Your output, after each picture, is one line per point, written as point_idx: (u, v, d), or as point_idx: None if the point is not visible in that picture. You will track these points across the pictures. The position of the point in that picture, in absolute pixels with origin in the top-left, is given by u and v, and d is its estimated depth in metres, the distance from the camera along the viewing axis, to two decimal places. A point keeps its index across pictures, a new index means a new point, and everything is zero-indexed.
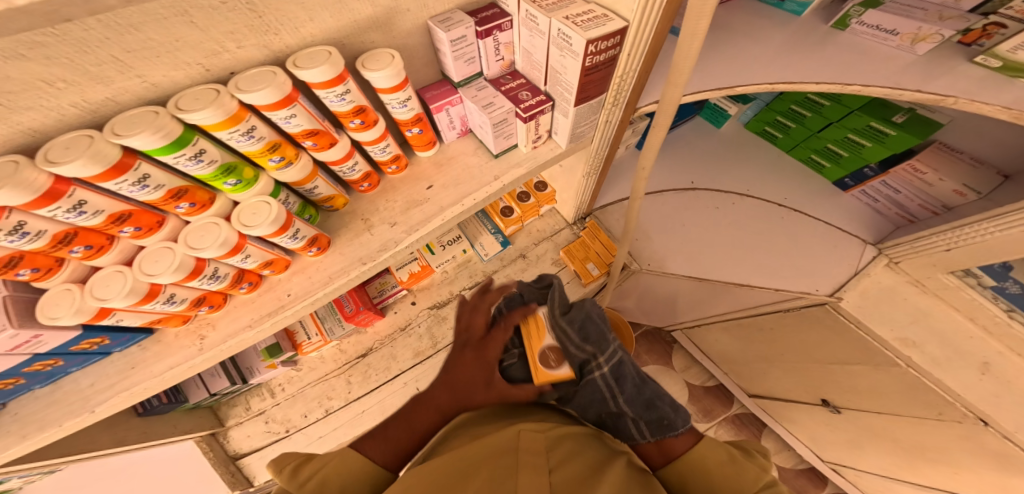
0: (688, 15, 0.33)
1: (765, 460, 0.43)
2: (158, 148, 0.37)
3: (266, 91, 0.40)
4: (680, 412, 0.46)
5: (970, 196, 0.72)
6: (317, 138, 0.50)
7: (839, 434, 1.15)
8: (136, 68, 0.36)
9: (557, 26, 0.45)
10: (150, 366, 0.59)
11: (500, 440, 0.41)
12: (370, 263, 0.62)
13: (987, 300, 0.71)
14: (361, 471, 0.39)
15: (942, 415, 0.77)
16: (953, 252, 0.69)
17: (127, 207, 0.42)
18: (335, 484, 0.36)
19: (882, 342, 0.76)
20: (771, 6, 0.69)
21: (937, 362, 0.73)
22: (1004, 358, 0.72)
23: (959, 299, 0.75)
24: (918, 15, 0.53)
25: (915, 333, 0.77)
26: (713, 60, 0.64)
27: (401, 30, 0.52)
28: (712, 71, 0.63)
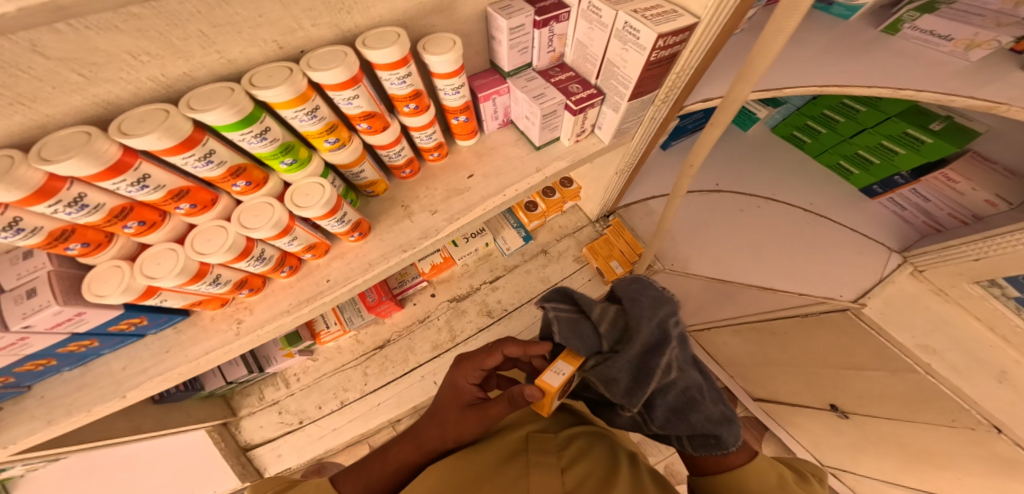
0: None
1: (822, 486, 0.43)
2: (229, 124, 0.37)
3: (336, 70, 0.40)
4: (731, 430, 0.43)
5: (1002, 206, 0.72)
6: (372, 121, 0.50)
7: (842, 438, 1.15)
8: (217, 43, 0.36)
9: (625, 19, 0.44)
10: (186, 350, 0.58)
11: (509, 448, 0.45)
12: (411, 251, 0.61)
13: (1010, 310, 0.71)
14: None
15: (954, 421, 0.77)
16: (981, 262, 0.70)
17: (186, 183, 0.41)
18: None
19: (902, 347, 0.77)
20: (817, 10, 0.69)
21: (957, 369, 0.73)
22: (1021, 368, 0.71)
23: (981, 308, 0.75)
24: (973, 21, 0.53)
25: (937, 341, 0.77)
26: None
27: (460, 16, 0.52)
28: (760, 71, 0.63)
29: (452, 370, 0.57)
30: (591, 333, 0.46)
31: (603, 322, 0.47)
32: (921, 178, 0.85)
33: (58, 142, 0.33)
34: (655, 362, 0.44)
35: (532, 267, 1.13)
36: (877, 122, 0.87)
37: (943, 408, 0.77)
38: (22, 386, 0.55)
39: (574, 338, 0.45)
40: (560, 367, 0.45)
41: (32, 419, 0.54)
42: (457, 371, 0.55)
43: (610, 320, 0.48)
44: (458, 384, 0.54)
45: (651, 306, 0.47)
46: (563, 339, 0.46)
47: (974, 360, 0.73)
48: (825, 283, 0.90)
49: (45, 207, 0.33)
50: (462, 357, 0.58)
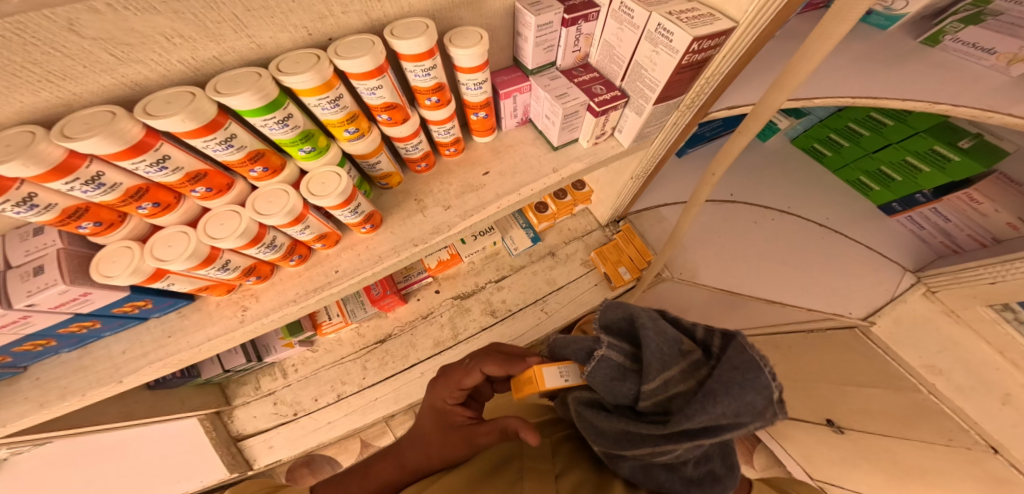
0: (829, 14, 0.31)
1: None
2: (253, 109, 0.36)
3: (363, 59, 0.39)
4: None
5: None
6: (393, 112, 0.49)
7: None
8: (249, 28, 0.36)
9: (658, 20, 0.43)
10: (189, 335, 0.57)
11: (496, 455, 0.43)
12: (422, 246, 0.60)
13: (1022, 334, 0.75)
14: None
15: (951, 440, 0.73)
16: (998, 285, 0.72)
17: (204, 166, 0.40)
18: None
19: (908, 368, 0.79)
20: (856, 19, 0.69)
21: (962, 389, 0.80)
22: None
23: (992, 332, 0.79)
24: (1020, 34, 0.52)
25: (942, 361, 0.83)
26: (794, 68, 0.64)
27: (489, 11, 0.51)
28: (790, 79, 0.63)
29: (428, 389, 0.56)
30: (631, 391, 0.37)
31: (650, 396, 0.35)
32: (944, 197, 0.85)
33: (82, 120, 0.32)
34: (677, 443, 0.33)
35: (539, 268, 1.12)
36: (903, 138, 0.85)
37: (941, 426, 0.74)
38: (18, 366, 0.55)
39: (603, 385, 0.38)
40: (563, 369, 0.45)
41: (24, 401, 0.54)
42: (433, 391, 0.55)
43: (663, 394, 0.35)
44: (439, 406, 0.53)
45: (726, 413, 0.30)
46: (591, 381, 0.39)
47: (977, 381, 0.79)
48: (838, 299, 0.95)
49: (62, 184, 0.32)
50: (438, 376, 0.57)
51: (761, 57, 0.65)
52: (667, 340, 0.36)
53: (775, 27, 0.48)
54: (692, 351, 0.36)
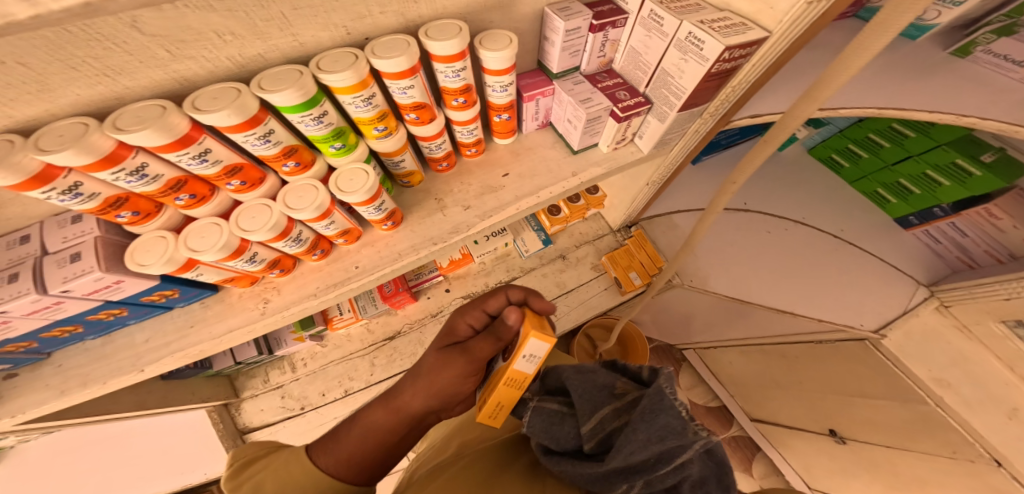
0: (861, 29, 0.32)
1: None
2: (293, 105, 0.39)
3: (400, 58, 0.40)
4: None
5: None
6: (421, 112, 0.50)
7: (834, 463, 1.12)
8: (294, 26, 0.38)
9: (690, 29, 0.43)
10: (211, 325, 0.60)
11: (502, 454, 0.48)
12: (441, 245, 0.61)
13: None
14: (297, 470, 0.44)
15: (954, 453, 0.78)
16: (1012, 301, 0.71)
17: (239, 159, 0.45)
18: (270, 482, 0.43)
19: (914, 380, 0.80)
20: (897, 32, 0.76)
21: (969, 404, 0.75)
22: None
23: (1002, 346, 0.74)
24: None
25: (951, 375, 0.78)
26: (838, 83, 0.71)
27: (519, 14, 0.51)
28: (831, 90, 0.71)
29: (456, 310, 0.56)
30: (571, 435, 0.38)
31: (589, 435, 0.36)
32: (962, 212, 0.88)
33: (133, 113, 0.37)
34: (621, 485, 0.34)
35: (549, 271, 1.12)
36: (924, 150, 0.88)
37: (947, 439, 0.79)
38: (43, 352, 0.59)
39: (545, 436, 0.39)
40: (537, 357, 0.43)
41: (45, 388, 0.58)
42: (460, 313, 0.54)
43: (600, 431, 0.36)
44: (456, 324, 0.53)
45: (647, 439, 0.32)
46: (531, 433, 0.40)
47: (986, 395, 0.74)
48: (850, 310, 0.92)
49: (109, 173, 0.37)
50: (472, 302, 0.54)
51: (789, 68, 0.65)
52: (596, 384, 0.40)
53: (806, 38, 0.49)
54: (625, 392, 0.38)
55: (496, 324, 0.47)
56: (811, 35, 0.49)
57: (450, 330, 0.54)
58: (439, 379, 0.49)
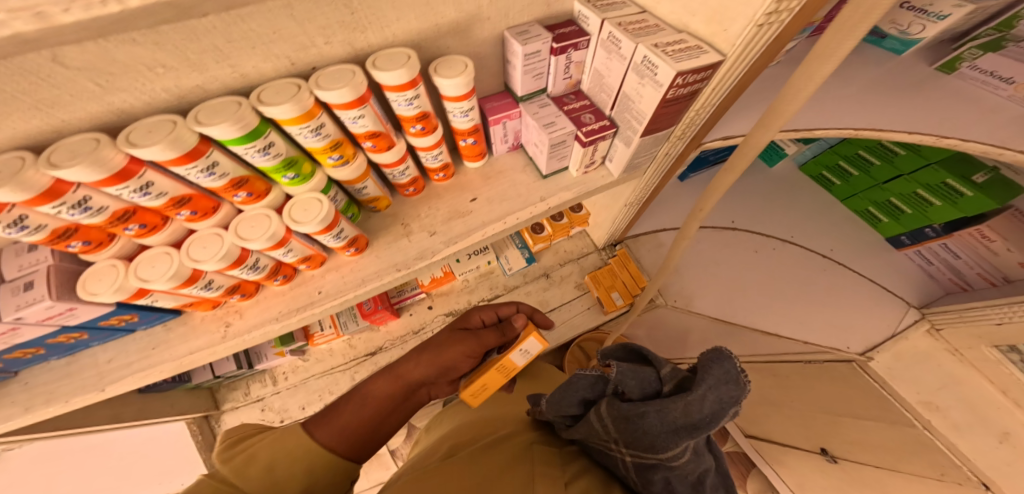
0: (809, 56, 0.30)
1: None
2: (233, 138, 0.38)
3: (343, 90, 0.39)
4: None
5: None
6: (377, 140, 0.49)
7: None
8: (231, 58, 0.36)
9: (644, 53, 0.42)
10: (174, 347, 0.60)
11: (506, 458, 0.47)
12: (406, 271, 0.60)
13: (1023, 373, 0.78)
14: (295, 446, 0.41)
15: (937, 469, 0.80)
16: (1006, 326, 0.77)
17: (189, 191, 0.44)
18: (262, 456, 0.39)
19: (905, 404, 0.88)
20: (870, 42, 0.75)
21: (956, 427, 0.84)
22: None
23: (997, 372, 0.83)
24: None
25: (942, 399, 0.87)
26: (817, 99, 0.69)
27: (477, 39, 0.49)
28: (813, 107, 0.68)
29: (473, 305, 0.66)
30: (651, 379, 0.46)
31: (668, 379, 0.46)
32: (954, 233, 0.88)
33: (69, 148, 0.36)
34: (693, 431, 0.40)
35: (532, 289, 1.11)
36: (915, 169, 0.87)
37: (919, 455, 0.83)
38: (8, 372, 0.58)
39: (632, 379, 0.46)
40: (530, 353, 0.50)
41: (10, 405, 0.57)
42: (477, 308, 0.65)
43: (677, 377, 0.46)
44: (472, 315, 0.64)
45: (720, 377, 0.41)
46: (620, 374, 0.46)
47: (975, 418, 0.83)
48: (838, 333, 0.98)
49: (49, 207, 0.36)
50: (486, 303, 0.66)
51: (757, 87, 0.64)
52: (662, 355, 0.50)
53: (768, 60, 0.48)
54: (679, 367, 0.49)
55: (506, 324, 0.58)
56: (770, 58, 0.48)
57: (464, 319, 0.64)
58: (447, 352, 0.56)
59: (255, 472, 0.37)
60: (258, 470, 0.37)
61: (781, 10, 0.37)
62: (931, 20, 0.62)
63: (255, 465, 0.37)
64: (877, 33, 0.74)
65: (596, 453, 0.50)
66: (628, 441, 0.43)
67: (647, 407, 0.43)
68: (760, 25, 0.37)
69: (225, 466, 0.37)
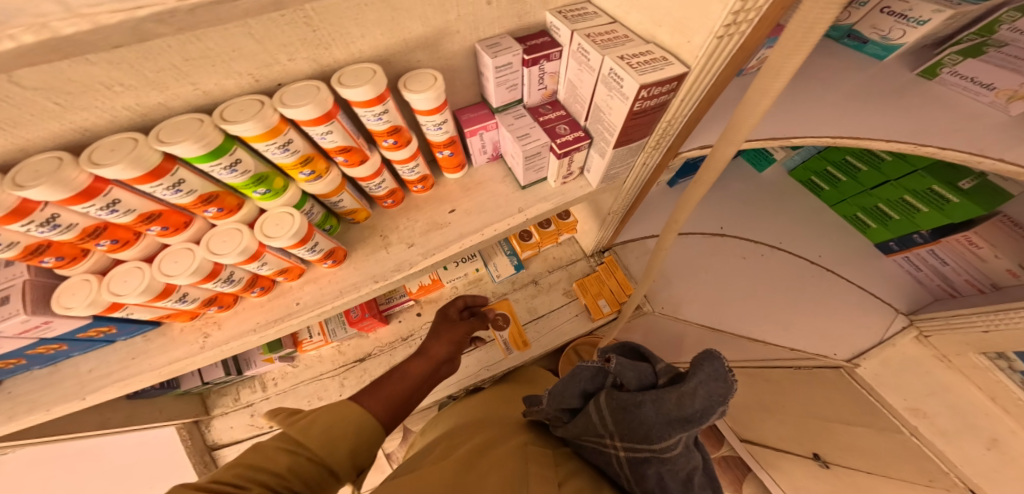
0: (764, 72, 0.30)
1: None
2: (197, 156, 0.38)
3: (307, 107, 0.38)
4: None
5: None
6: (349, 154, 0.49)
7: None
8: (191, 76, 0.36)
9: (610, 65, 0.42)
10: (153, 357, 0.60)
11: (507, 452, 0.50)
12: (383, 282, 0.60)
13: (1014, 382, 0.79)
14: (348, 414, 0.47)
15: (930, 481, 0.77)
16: (991, 334, 0.78)
17: (159, 207, 0.44)
18: (321, 421, 0.45)
19: (892, 409, 0.88)
20: (851, 48, 0.75)
21: (944, 433, 0.85)
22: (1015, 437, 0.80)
23: (985, 378, 0.84)
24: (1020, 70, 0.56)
25: (930, 405, 0.88)
26: (798, 105, 0.69)
27: (448, 52, 0.49)
28: (793, 113, 0.68)
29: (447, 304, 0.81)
30: (647, 372, 0.48)
31: (663, 373, 0.48)
32: (942, 239, 0.88)
33: (33, 168, 0.36)
34: (686, 424, 0.42)
35: (521, 296, 1.11)
36: (901, 175, 0.87)
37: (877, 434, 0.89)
38: None
39: (630, 371, 0.47)
40: None
41: None
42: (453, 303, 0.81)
43: (671, 372, 0.48)
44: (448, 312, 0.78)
45: (711, 374, 0.43)
46: (619, 366, 0.47)
47: (965, 424, 0.84)
48: (824, 340, 0.98)
49: (17, 226, 0.36)
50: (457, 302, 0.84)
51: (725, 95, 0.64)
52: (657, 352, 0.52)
53: (736, 70, 0.48)
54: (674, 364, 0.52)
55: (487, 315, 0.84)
56: (739, 68, 0.48)
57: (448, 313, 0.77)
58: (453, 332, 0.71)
59: (313, 429, 0.44)
60: (315, 428, 0.44)
61: (739, 21, 0.37)
62: (911, 25, 0.63)
63: (314, 428, 0.44)
64: (858, 38, 0.73)
65: (589, 452, 0.52)
66: (622, 433, 0.45)
67: (644, 399, 0.44)
68: (719, 37, 0.37)
69: (291, 427, 0.44)
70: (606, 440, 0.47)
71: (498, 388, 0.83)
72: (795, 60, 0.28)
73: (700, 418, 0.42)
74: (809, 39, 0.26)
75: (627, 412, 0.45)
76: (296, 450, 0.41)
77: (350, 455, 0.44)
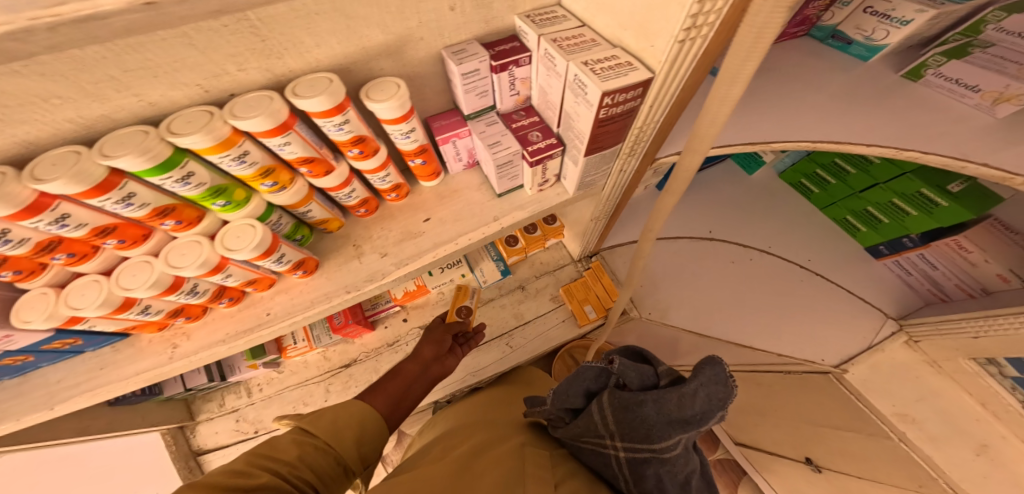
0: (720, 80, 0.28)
1: None
2: (144, 170, 0.36)
3: (257, 119, 0.37)
4: None
5: (1015, 282, 0.74)
6: (313, 165, 0.47)
7: None
8: (133, 87, 0.35)
9: (574, 71, 0.41)
10: (121, 368, 0.59)
11: (505, 453, 0.49)
12: (355, 293, 0.59)
13: (1005, 388, 0.77)
14: (352, 411, 0.51)
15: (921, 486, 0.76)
16: (981, 339, 0.76)
17: (114, 219, 0.42)
18: (328, 416, 0.49)
19: (880, 415, 0.87)
20: (836, 49, 0.73)
21: (933, 438, 0.83)
22: (1005, 443, 0.78)
23: (975, 384, 0.82)
24: (1008, 70, 0.55)
25: (918, 410, 0.86)
26: (782, 106, 0.67)
27: (413, 59, 0.48)
28: (775, 113, 0.67)
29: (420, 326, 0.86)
30: (649, 374, 0.47)
31: (665, 374, 0.47)
32: (933, 243, 0.87)
33: None
34: (686, 426, 0.42)
35: (508, 302, 1.09)
36: (890, 178, 0.85)
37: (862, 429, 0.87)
38: None
39: (633, 371, 0.46)
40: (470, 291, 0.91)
41: None
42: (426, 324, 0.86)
43: (673, 374, 0.47)
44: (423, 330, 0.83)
45: (711, 377, 0.42)
46: (622, 367, 0.47)
47: (954, 430, 0.83)
48: (811, 345, 0.97)
49: None
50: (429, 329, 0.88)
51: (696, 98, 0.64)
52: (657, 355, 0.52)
53: (703, 73, 0.47)
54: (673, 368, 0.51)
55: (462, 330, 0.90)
56: (708, 69, 0.47)
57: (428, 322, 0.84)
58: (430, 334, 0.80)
59: (321, 420, 0.48)
60: (324, 420, 0.49)
61: (700, 24, 0.36)
62: (895, 25, 0.63)
63: (322, 420, 0.49)
64: (843, 39, 0.72)
65: (586, 454, 0.51)
66: (620, 433, 0.45)
67: (645, 400, 0.44)
68: (680, 41, 0.36)
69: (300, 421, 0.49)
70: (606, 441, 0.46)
71: (492, 392, 0.81)
72: (748, 67, 0.27)
73: (700, 419, 0.42)
74: (760, 44, 0.26)
75: (629, 412, 0.44)
76: (309, 440, 0.45)
77: (355, 443, 0.48)
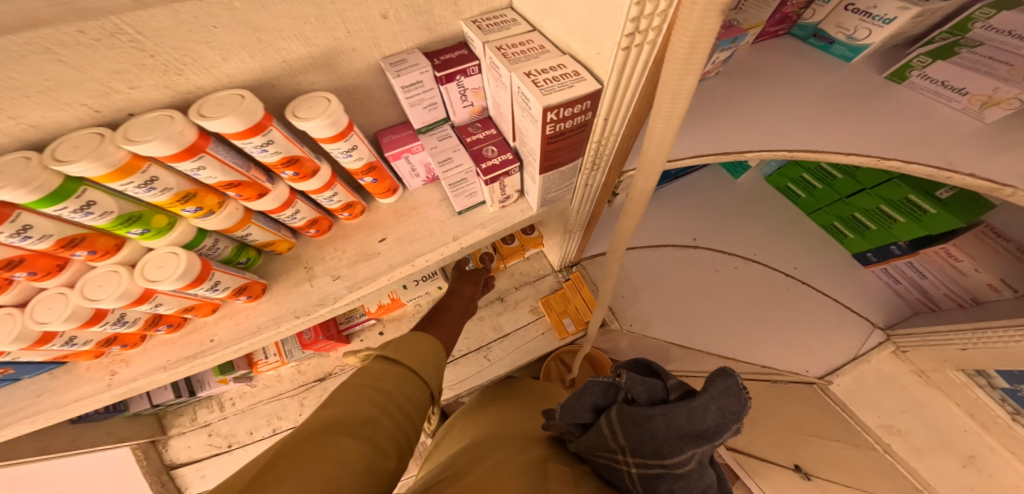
0: None
1: None
2: (32, 202, 0.32)
3: (156, 143, 0.33)
4: None
5: (1005, 292, 0.71)
6: (241, 189, 0.44)
7: None
8: (7, 109, 0.31)
9: (516, 83, 0.37)
10: (57, 397, 0.56)
11: (525, 463, 0.43)
12: (304, 318, 0.56)
13: (994, 400, 0.74)
14: (427, 344, 0.49)
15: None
16: (969, 351, 0.73)
17: (21, 251, 0.38)
18: (406, 342, 0.48)
19: (865, 426, 0.84)
20: (818, 49, 0.69)
21: (918, 451, 0.80)
22: (993, 454, 0.76)
23: (963, 395, 0.79)
24: (996, 71, 0.50)
25: (902, 421, 0.83)
26: (760, 110, 0.63)
27: (348, 72, 0.44)
28: (752, 116, 0.63)
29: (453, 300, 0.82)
30: (659, 387, 0.43)
31: (675, 388, 0.42)
32: (920, 251, 0.83)
33: None
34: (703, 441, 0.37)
35: (486, 314, 1.06)
36: (876, 183, 0.82)
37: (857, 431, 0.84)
38: None
39: (640, 385, 0.42)
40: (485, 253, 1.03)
41: None
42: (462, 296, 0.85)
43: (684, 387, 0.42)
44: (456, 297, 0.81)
45: (722, 390, 0.38)
46: (629, 380, 0.43)
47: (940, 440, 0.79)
48: (795, 355, 0.93)
49: None
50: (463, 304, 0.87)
51: None
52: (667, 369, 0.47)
53: None
54: None
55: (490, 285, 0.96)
56: None
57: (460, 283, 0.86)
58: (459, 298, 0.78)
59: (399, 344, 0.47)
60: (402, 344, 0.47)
61: (645, 31, 0.32)
62: (877, 24, 0.58)
63: (405, 348, 0.47)
64: (824, 39, 0.68)
65: (599, 470, 0.45)
66: (632, 447, 0.40)
67: (656, 412, 0.40)
68: (624, 49, 0.32)
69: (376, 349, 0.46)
70: (615, 455, 0.42)
71: (501, 391, 0.74)
72: None
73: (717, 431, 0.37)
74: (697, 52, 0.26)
75: (640, 424, 0.40)
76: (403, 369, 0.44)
77: (433, 370, 0.47)
